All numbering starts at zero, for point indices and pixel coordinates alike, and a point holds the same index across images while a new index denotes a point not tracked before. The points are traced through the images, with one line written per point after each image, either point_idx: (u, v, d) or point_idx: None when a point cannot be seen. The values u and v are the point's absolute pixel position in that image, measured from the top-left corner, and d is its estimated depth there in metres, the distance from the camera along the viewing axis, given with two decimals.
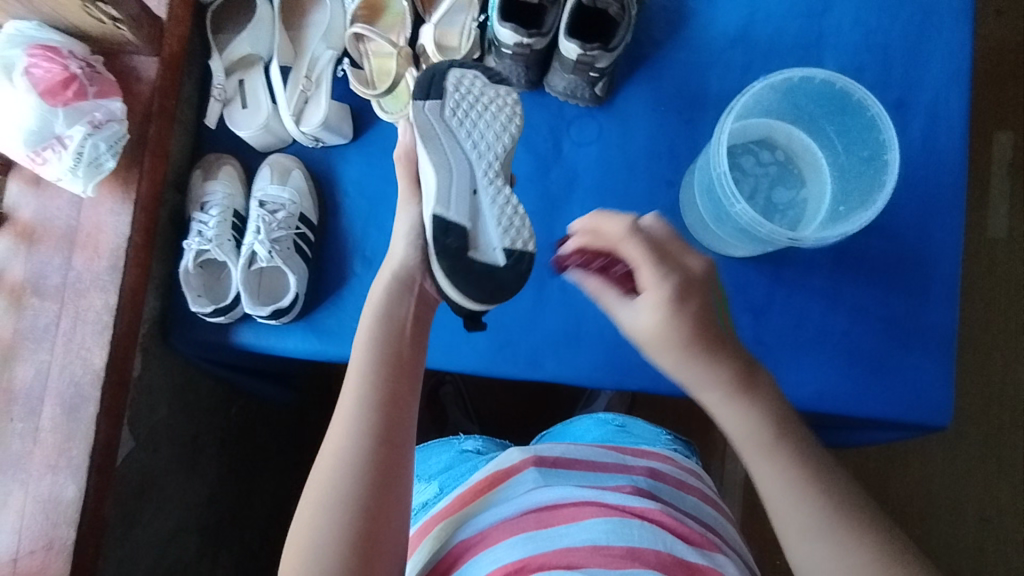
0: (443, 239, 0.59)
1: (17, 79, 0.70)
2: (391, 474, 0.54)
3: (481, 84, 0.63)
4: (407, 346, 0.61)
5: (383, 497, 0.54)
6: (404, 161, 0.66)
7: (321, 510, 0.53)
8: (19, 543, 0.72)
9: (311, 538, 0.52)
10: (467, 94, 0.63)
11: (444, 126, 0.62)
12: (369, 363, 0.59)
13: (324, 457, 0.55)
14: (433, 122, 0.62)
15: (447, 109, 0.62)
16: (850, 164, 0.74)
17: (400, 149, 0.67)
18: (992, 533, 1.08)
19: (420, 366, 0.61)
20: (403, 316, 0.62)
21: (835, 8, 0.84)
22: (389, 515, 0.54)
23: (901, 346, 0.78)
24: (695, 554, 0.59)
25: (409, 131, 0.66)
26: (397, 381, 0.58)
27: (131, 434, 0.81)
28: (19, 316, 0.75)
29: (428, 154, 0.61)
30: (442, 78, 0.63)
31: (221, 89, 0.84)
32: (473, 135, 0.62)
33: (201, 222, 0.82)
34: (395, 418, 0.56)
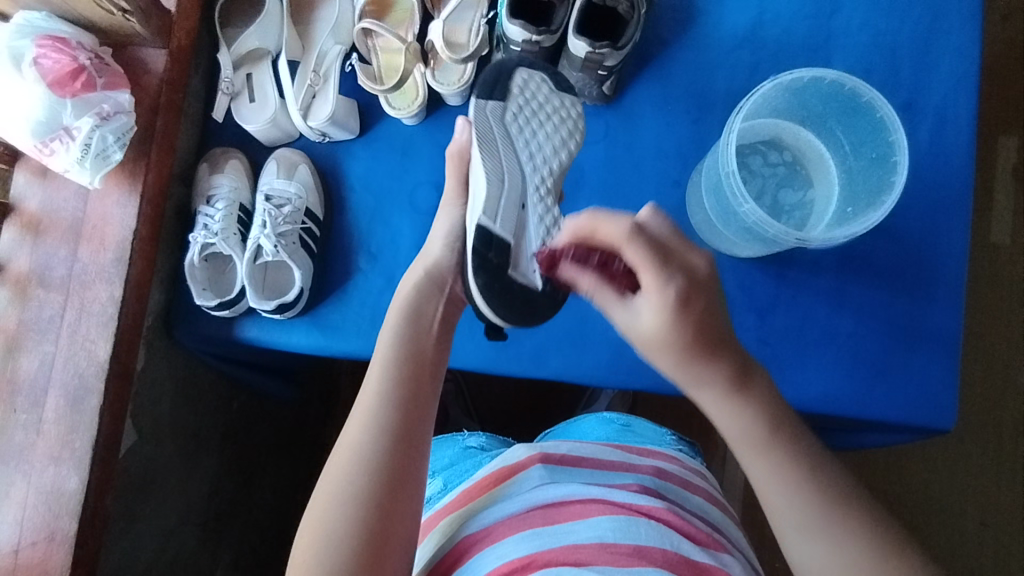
0: (483, 250, 0.58)
1: (25, 70, 0.70)
2: (405, 471, 0.55)
3: (546, 91, 0.63)
4: (430, 347, 0.62)
5: (396, 492, 0.54)
6: (456, 158, 0.67)
7: (333, 502, 0.53)
8: (21, 534, 0.72)
9: (322, 531, 0.52)
10: (530, 102, 0.63)
11: (503, 130, 0.61)
12: (389, 361, 0.60)
13: (340, 452, 0.56)
14: (492, 123, 0.61)
15: (508, 113, 0.62)
16: (858, 166, 0.74)
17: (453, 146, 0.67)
18: (993, 538, 1.07)
19: (440, 370, 0.62)
20: (430, 319, 0.63)
21: (844, 9, 0.84)
22: (401, 510, 0.54)
23: (907, 348, 0.78)
24: (701, 553, 0.58)
25: (466, 130, 0.65)
26: (416, 381, 0.59)
27: (135, 428, 0.81)
28: (24, 307, 0.75)
29: (483, 157, 0.59)
30: (508, 79, 0.63)
31: (229, 82, 0.84)
32: (532, 146, 0.62)
33: (206, 215, 0.82)
34: (413, 418, 0.57)
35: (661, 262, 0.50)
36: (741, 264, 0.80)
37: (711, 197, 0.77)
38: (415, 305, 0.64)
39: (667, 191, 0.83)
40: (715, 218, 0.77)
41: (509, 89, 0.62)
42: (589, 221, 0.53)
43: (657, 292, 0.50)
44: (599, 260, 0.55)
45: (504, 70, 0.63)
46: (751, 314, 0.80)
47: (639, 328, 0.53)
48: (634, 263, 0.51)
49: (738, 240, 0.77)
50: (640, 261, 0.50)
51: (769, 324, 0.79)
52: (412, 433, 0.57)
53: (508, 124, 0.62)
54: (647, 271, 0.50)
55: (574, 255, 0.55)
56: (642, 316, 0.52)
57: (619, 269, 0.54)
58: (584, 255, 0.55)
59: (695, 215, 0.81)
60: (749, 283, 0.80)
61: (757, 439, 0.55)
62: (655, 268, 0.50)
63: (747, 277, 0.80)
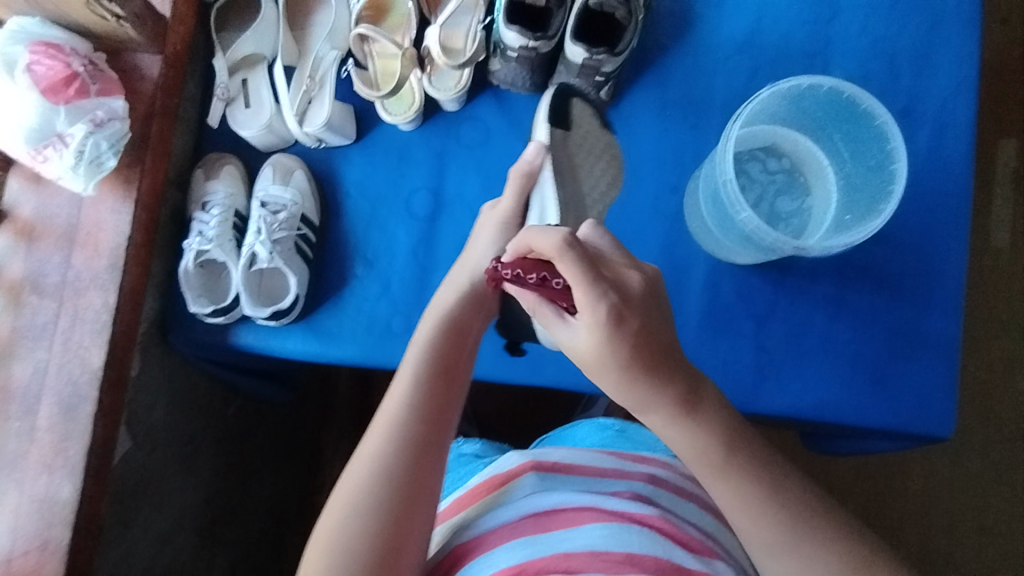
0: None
1: (18, 76, 0.69)
2: (424, 483, 0.54)
3: (597, 125, 0.79)
4: (458, 360, 0.62)
5: (415, 503, 0.53)
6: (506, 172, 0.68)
7: (349, 511, 0.52)
8: (14, 542, 0.71)
9: (338, 538, 0.51)
10: None
11: (564, 156, 0.75)
12: (417, 373, 0.60)
13: (358, 461, 0.55)
14: (559, 153, 0.75)
15: (571, 141, 0.76)
16: (857, 173, 0.73)
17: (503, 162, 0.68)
18: (990, 544, 1.07)
19: (464, 383, 0.62)
20: (455, 332, 0.64)
21: (842, 14, 0.83)
22: (421, 521, 0.53)
23: (905, 356, 0.77)
24: (693, 559, 0.58)
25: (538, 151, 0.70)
26: (441, 394, 0.59)
27: (129, 434, 0.81)
28: (18, 314, 0.74)
29: (552, 190, 0.71)
30: None
31: (224, 88, 0.83)
32: (590, 176, 0.76)
33: (201, 221, 0.81)
34: (438, 430, 0.57)
35: (593, 280, 0.50)
36: (738, 270, 0.80)
37: (707, 203, 0.76)
38: (450, 320, 0.64)
39: (665, 197, 0.83)
40: (711, 224, 0.77)
41: (570, 121, 0.77)
42: (528, 236, 0.55)
43: (588, 310, 0.51)
44: (538, 277, 0.55)
45: (565, 99, 0.77)
46: (749, 321, 0.79)
47: (578, 347, 0.53)
48: (568, 278, 0.51)
49: (735, 247, 0.76)
50: (573, 278, 0.51)
51: (767, 331, 0.79)
52: (434, 445, 0.56)
53: (570, 150, 0.76)
54: (579, 286, 0.50)
55: (513, 273, 0.55)
56: (578, 336, 0.52)
57: (558, 286, 0.54)
58: (523, 272, 0.55)
59: (692, 222, 0.81)
60: (746, 290, 0.80)
61: (745, 449, 0.56)
62: (589, 287, 0.50)
63: (745, 283, 0.80)
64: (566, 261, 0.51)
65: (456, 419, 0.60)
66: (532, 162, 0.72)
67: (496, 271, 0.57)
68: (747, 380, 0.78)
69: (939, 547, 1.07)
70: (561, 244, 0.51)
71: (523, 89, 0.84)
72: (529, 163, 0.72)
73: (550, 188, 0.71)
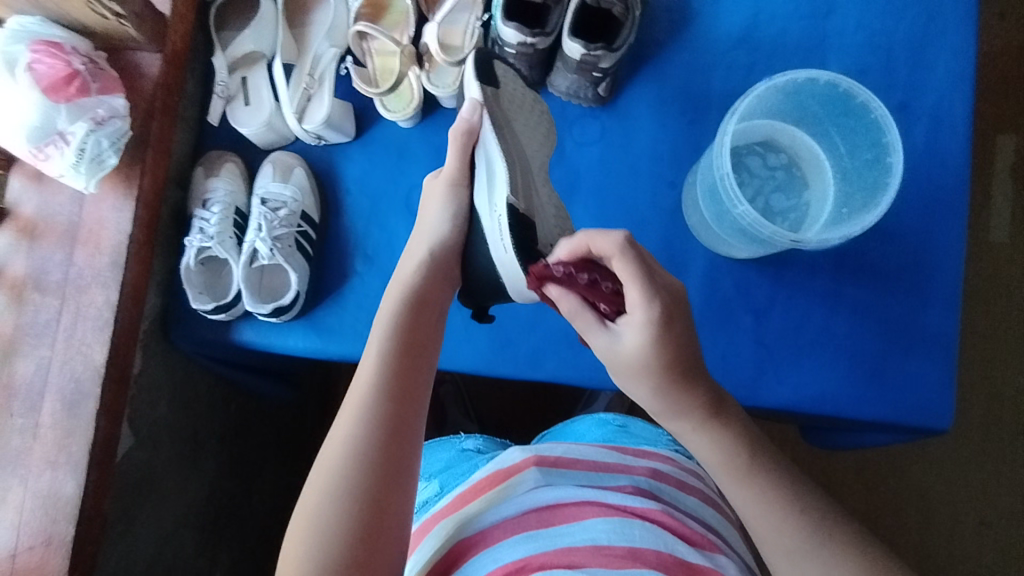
0: (521, 228, 0.57)
1: (19, 75, 0.70)
2: (398, 463, 0.54)
3: (522, 84, 0.65)
4: (422, 331, 0.61)
5: (392, 485, 0.53)
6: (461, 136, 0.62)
7: (325, 494, 0.52)
8: (18, 538, 0.72)
9: (315, 523, 0.51)
10: (515, 93, 0.64)
11: (499, 111, 0.61)
12: (381, 348, 0.59)
13: (331, 443, 0.55)
14: (493, 107, 0.60)
15: (503, 97, 0.62)
16: (853, 166, 0.74)
17: (460, 122, 0.62)
18: (991, 539, 1.07)
19: (431, 355, 0.61)
20: (414, 300, 0.62)
21: (839, 9, 0.84)
22: (402, 510, 0.53)
23: (902, 348, 0.78)
24: (696, 555, 0.58)
25: (478, 109, 0.61)
26: (407, 369, 0.58)
27: (132, 431, 0.81)
28: (20, 312, 0.75)
29: (497, 142, 0.59)
30: (492, 66, 0.63)
31: (224, 86, 0.84)
32: (528, 135, 0.62)
33: (202, 219, 0.82)
34: (408, 407, 0.57)
35: (646, 279, 0.52)
36: (737, 265, 0.81)
37: (705, 197, 0.77)
38: (420, 293, 0.62)
39: (662, 193, 0.83)
40: (708, 217, 0.78)
41: (498, 77, 0.62)
42: (584, 239, 0.54)
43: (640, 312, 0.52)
44: (588, 277, 0.55)
45: (487, 58, 0.62)
46: (747, 315, 0.80)
47: (621, 352, 0.54)
48: (624, 276, 0.53)
49: (733, 240, 0.77)
50: (629, 276, 0.52)
51: (765, 325, 0.79)
52: (406, 423, 0.56)
53: (505, 109, 0.62)
54: (636, 286, 0.52)
55: (565, 271, 0.55)
56: (622, 341, 0.54)
57: (606, 289, 0.55)
58: (575, 271, 0.55)
59: (690, 216, 0.81)
60: (744, 283, 0.80)
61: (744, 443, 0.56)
62: (642, 284, 0.52)
63: (744, 278, 0.80)
64: (624, 257, 0.52)
65: (426, 393, 0.59)
66: (472, 119, 0.61)
67: (546, 270, 0.55)
68: (745, 375, 0.78)
69: (938, 541, 1.08)
70: (625, 240, 0.53)
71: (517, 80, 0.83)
72: (468, 121, 0.61)
73: (492, 140, 0.59)
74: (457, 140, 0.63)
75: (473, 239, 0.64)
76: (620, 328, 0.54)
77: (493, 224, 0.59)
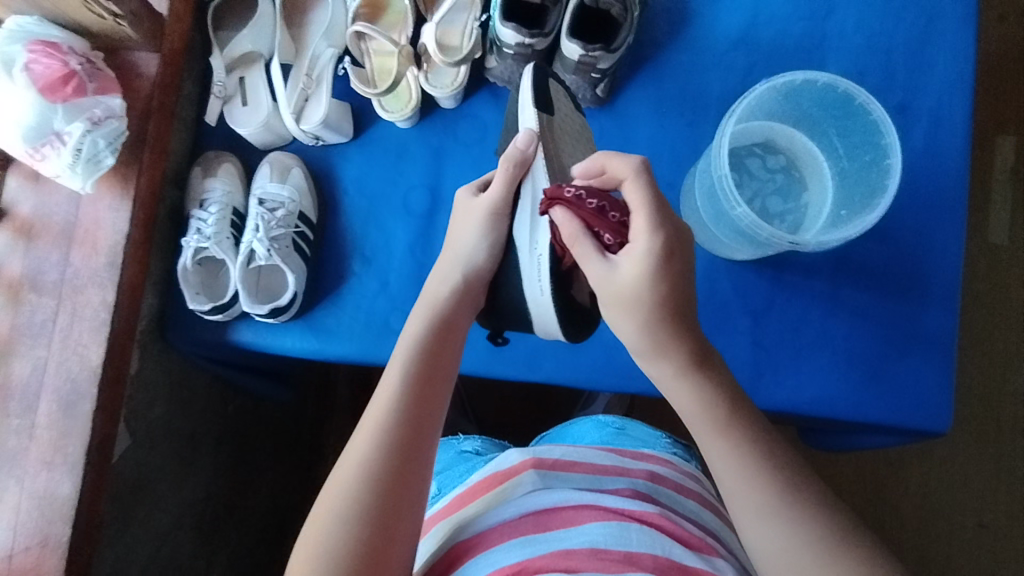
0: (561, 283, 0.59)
1: (16, 75, 0.70)
2: (412, 484, 0.54)
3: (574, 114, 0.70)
4: (444, 358, 0.61)
5: (402, 506, 0.53)
6: (507, 165, 0.63)
7: (335, 515, 0.52)
8: (14, 539, 0.71)
9: (323, 543, 0.51)
10: (566, 118, 0.69)
11: (552, 143, 0.64)
12: (401, 373, 0.59)
13: (343, 464, 0.55)
14: (549, 140, 0.64)
15: (556, 126, 0.66)
16: (852, 168, 0.74)
17: (512, 150, 0.63)
18: (989, 540, 1.07)
19: (450, 380, 0.61)
20: (433, 326, 0.62)
21: (838, 11, 0.83)
22: (406, 520, 0.53)
23: (901, 349, 0.77)
24: (694, 557, 0.58)
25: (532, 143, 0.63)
26: (426, 394, 0.58)
27: (129, 432, 0.81)
28: (17, 312, 0.75)
29: (546, 177, 0.62)
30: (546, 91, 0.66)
31: (221, 86, 0.84)
32: (573, 167, 0.67)
33: (200, 219, 0.82)
34: (420, 424, 0.57)
35: (656, 209, 0.54)
36: (735, 266, 0.80)
37: (704, 199, 0.77)
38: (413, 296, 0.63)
39: (662, 194, 0.83)
40: (707, 219, 0.77)
41: (553, 105, 0.67)
42: (600, 159, 0.57)
43: None
44: (596, 204, 0.55)
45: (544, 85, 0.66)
46: (745, 316, 0.79)
47: None
48: (635, 200, 0.54)
49: (732, 242, 0.76)
50: (638, 202, 0.54)
51: (763, 326, 0.79)
52: (420, 446, 0.56)
53: (556, 137, 0.65)
54: (643, 211, 0.54)
55: (576, 194, 0.55)
56: (622, 267, 0.54)
57: (611, 219, 0.55)
58: (585, 195, 0.55)
59: (689, 218, 0.81)
60: (743, 285, 0.80)
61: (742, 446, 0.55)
62: (649, 211, 0.54)
63: (742, 279, 0.80)
64: (637, 178, 0.55)
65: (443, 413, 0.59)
66: (524, 150, 0.63)
67: (557, 189, 0.55)
68: (744, 376, 0.78)
69: (936, 542, 1.08)
70: (640, 163, 0.55)
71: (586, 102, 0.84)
72: (521, 151, 0.63)
73: (545, 175, 0.62)
74: (502, 166, 0.63)
75: (504, 268, 0.65)
76: (621, 257, 0.54)
77: (530, 268, 0.60)
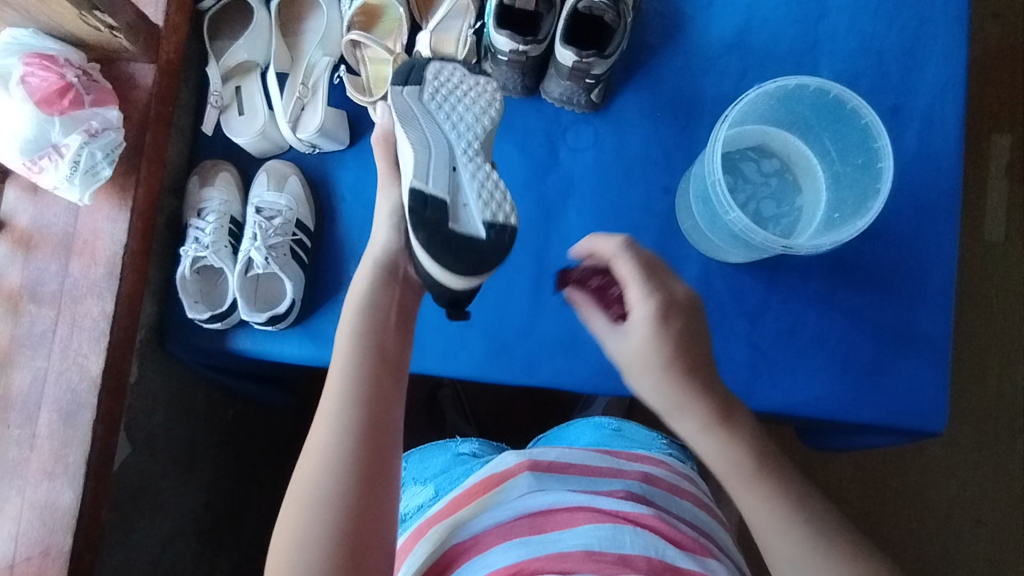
0: (419, 212, 0.60)
1: (13, 89, 0.70)
2: (378, 468, 0.54)
3: (460, 73, 0.66)
4: (395, 341, 0.60)
5: (372, 491, 0.53)
6: (382, 144, 0.68)
7: (306, 509, 0.52)
8: (16, 549, 0.72)
9: (297, 538, 0.51)
10: (443, 82, 0.66)
11: (421, 107, 0.65)
12: (351, 357, 0.58)
13: (307, 459, 0.54)
14: (409, 105, 0.64)
15: (427, 91, 0.65)
16: (845, 171, 0.74)
17: (378, 133, 0.69)
18: (987, 537, 1.08)
19: (404, 362, 0.60)
20: (386, 310, 0.61)
21: (831, 14, 0.84)
22: (381, 507, 0.53)
23: (896, 350, 0.78)
24: (687, 559, 0.59)
25: (387, 114, 0.68)
26: (380, 376, 0.57)
27: (129, 440, 0.81)
28: (17, 323, 0.75)
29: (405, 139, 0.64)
30: (421, 69, 0.67)
31: (218, 95, 0.84)
32: (454, 118, 0.64)
33: (197, 228, 0.82)
34: (382, 408, 0.56)
35: (647, 276, 0.57)
36: (730, 269, 0.81)
37: (698, 203, 0.77)
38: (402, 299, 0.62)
39: (657, 198, 0.83)
40: (702, 223, 0.78)
41: (425, 77, 0.66)
42: (589, 245, 0.60)
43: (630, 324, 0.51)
44: (600, 282, 0.64)
45: (417, 68, 0.67)
46: (742, 319, 0.80)
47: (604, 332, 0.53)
48: (624, 276, 0.57)
49: (726, 245, 0.77)
50: (629, 275, 0.57)
51: (760, 329, 0.80)
52: (381, 429, 0.55)
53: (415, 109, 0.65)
54: (635, 284, 0.57)
55: (587, 277, 0.65)
56: (627, 341, 0.58)
57: (615, 294, 0.62)
58: (589, 276, 0.65)
59: (684, 222, 0.81)
60: (739, 288, 0.80)
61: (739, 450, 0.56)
62: (640, 281, 0.56)
63: (737, 282, 0.81)
64: (622, 258, 0.57)
65: (401, 392, 0.59)
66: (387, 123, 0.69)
67: (582, 281, 0.66)
68: (740, 378, 0.78)
69: (935, 539, 1.08)
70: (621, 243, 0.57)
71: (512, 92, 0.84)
72: (383, 122, 0.69)
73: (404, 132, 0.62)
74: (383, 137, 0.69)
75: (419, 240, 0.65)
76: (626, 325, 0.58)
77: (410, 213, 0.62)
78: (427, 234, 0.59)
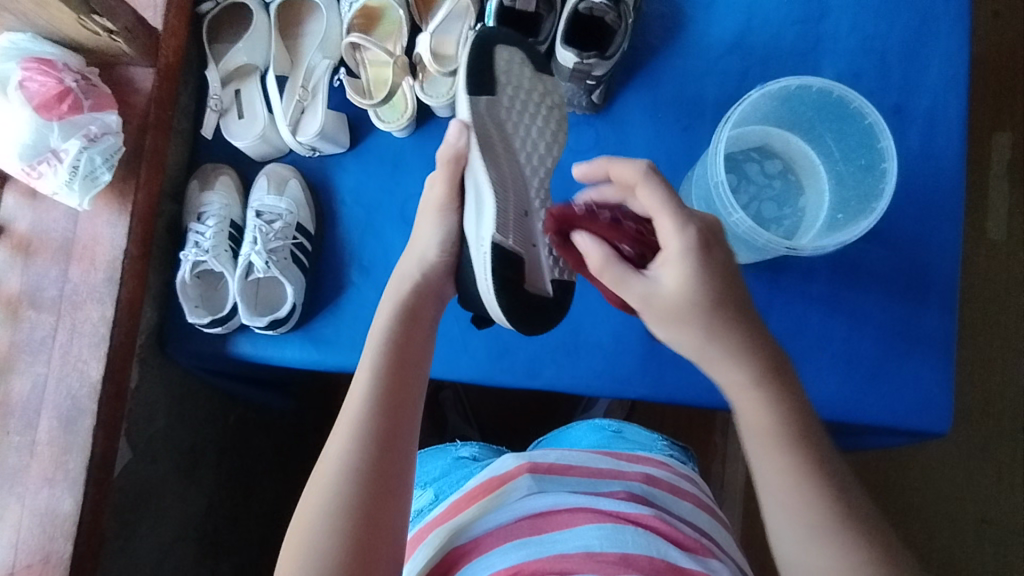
0: (503, 268, 0.54)
1: (11, 93, 0.70)
2: (392, 474, 0.54)
3: (530, 74, 0.60)
4: (416, 349, 0.60)
5: (384, 499, 0.53)
6: (448, 162, 0.58)
7: (320, 513, 0.52)
8: (16, 556, 0.72)
9: (309, 544, 0.51)
10: (518, 90, 0.59)
11: (496, 132, 0.57)
12: (374, 364, 0.58)
13: (325, 461, 0.55)
14: (485, 124, 0.57)
15: (501, 107, 0.58)
16: (848, 172, 0.74)
17: (446, 148, 0.58)
18: (992, 536, 1.07)
19: (424, 370, 0.60)
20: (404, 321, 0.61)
21: (833, 13, 0.83)
22: (391, 515, 0.53)
23: (900, 350, 0.77)
24: (688, 559, 0.58)
25: (462, 135, 0.56)
26: (399, 384, 0.58)
27: (129, 445, 0.81)
28: (16, 329, 0.75)
29: (487, 172, 0.55)
30: (490, 66, 0.58)
31: (218, 99, 0.84)
32: (534, 147, 0.59)
33: (197, 232, 0.82)
34: (400, 418, 0.56)
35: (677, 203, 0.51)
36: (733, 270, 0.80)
37: (700, 204, 0.76)
38: (407, 301, 0.61)
39: None
40: None
41: (494, 82, 0.58)
42: (602, 164, 0.57)
43: None
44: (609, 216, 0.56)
45: (482, 61, 0.58)
46: None
47: None
48: (652, 206, 0.51)
49: (728, 247, 0.77)
50: (657, 202, 0.51)
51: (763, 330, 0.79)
52: (398, 439, 0.55)
53: (499, 127, 0.58)
54: (666, 213, 0.51)
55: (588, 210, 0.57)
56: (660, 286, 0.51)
57: (628, 229, 0.55)
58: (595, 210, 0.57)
59: None
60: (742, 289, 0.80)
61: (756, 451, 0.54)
62: (672, 211, 0.51)
63: None
64: (650, 183, 0.51)
65: (420, 401, 0.59)
66: (456, 143, 0.56)
67: (567, 211, 0.57)
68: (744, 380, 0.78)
69: (941, 539, 1.08)
70: (647, 166, 0.53)
71: (580, 108, 0.84)
72: (455, 146, 0.57)
73: (484, 171, 0.55)
74: (445, 163, 0.58)
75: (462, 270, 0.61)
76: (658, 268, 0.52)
77: (479, 260, 0.56)
78: (509, 298, 0.55)
